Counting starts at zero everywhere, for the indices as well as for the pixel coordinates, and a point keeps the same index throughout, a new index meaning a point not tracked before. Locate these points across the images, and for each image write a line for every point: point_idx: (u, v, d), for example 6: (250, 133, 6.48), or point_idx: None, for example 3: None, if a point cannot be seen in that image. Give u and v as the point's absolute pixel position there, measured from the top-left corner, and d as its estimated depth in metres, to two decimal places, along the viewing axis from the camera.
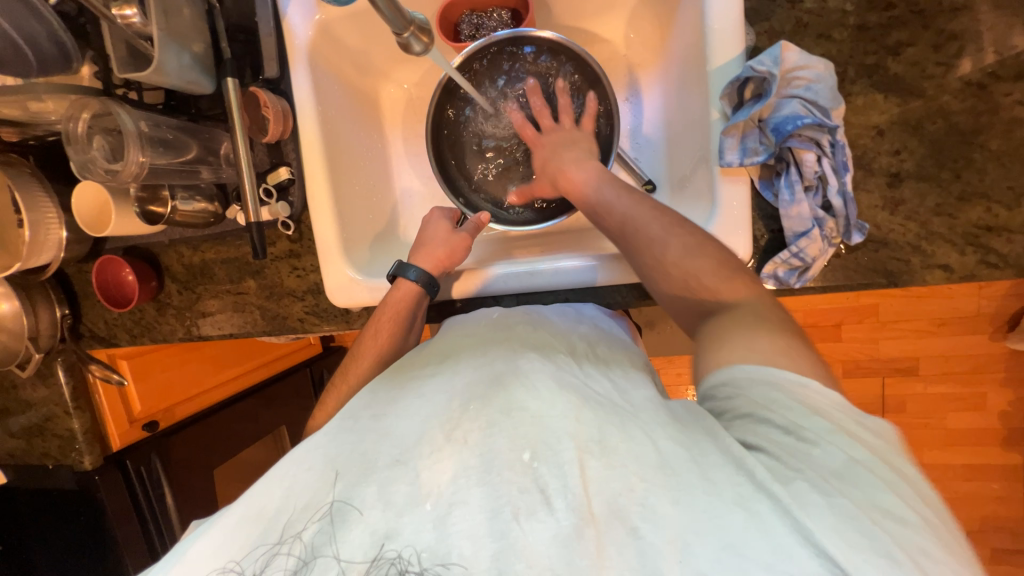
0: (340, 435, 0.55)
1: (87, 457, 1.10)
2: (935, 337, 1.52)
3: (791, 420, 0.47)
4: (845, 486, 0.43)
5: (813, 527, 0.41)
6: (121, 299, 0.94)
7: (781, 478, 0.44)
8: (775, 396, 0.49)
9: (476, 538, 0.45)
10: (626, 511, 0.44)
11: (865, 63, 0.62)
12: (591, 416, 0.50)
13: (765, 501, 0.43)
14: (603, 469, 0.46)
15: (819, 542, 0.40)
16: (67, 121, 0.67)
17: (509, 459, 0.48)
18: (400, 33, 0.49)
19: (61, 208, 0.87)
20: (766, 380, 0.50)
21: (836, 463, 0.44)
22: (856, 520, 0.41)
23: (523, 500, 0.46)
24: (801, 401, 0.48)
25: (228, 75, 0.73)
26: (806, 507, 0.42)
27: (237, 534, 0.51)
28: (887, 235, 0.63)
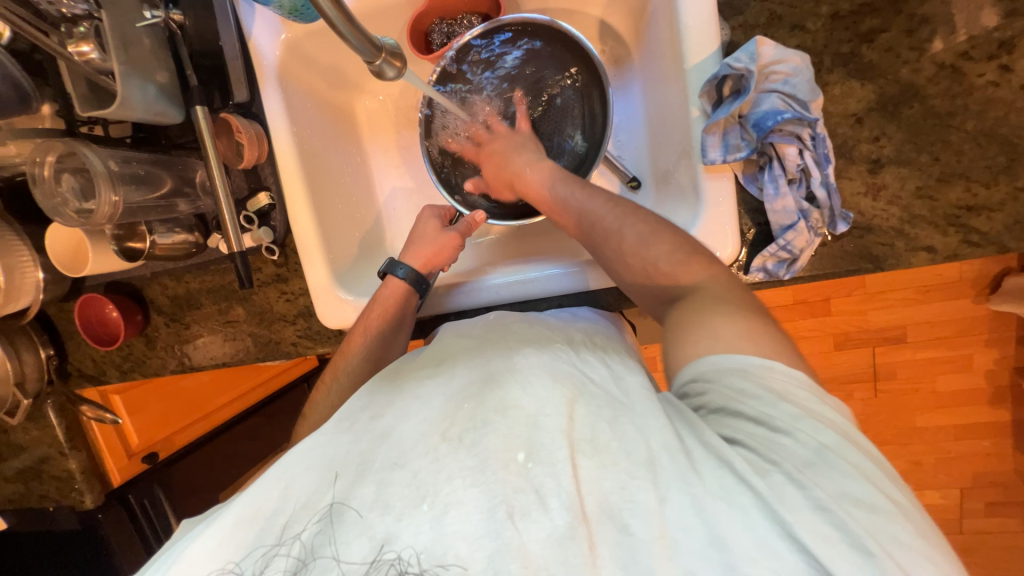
0: (338, 436, 0.55)
1: (88, 495, 1.08)
2: (920, 304, 1.55)
3: (764, 408, 0.48)
4: (828, 479, 0.43)
5: (792, 519, 0.42)
6: (107, 336, 0.92)
7: (760, 470, 0.44)
8: (743, 385, 0.49)
9: (471, 539, 0.45)
10: (617, 508, 0.45)
11: (840, 52, 0.62)
12: (585, 414, 0.50)
13: (746, 493, 0.43)
14: (596, 466, 0.47)
15: (797, 535, 0.41)
16: (32, 165, 0.65)
17: (504, 459, 0.48)
18: (372, 62, 0.48)
19: (35, 249, 0.84)
20: (732, 370, 0.50)
21: (811, 450, 0.45)
22: (830, 511, 0.42)
23: (517, 499, 0.46)
24: (771, 390, 0.49)
25: (196, 103, 0.71)
26: (784, 498, 0.43)
27: (236, 534, 0.50)
28: (871, 221, 0.64)
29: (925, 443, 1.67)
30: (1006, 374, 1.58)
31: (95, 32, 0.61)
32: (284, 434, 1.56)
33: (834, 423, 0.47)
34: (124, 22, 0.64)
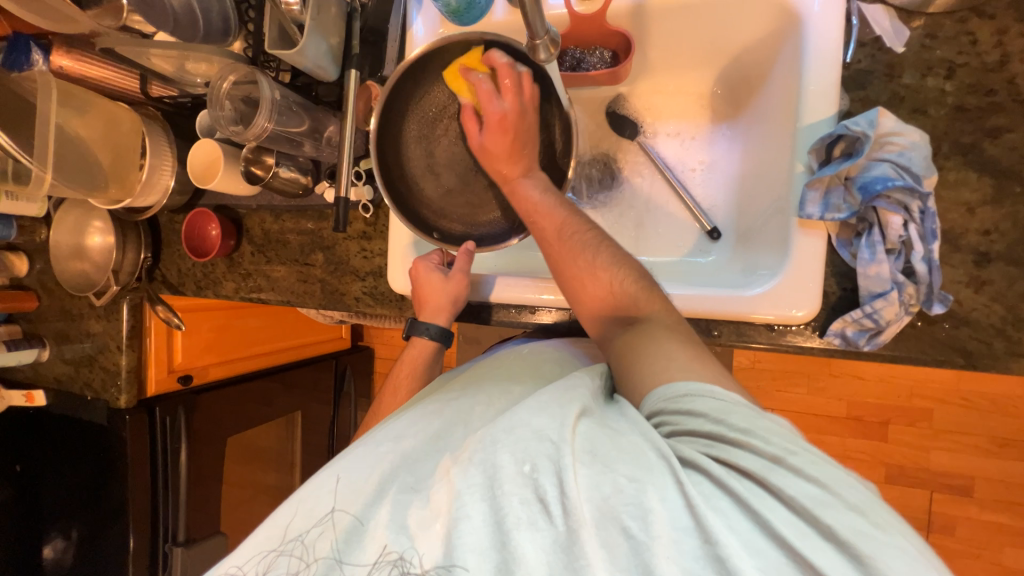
0: (362, 458, 0.55)
1: (123, 395, 1.15)
2: (994, 458, 1.39)
3: (715, 427, 0.47)
4: (791, 479, 0.42)
5: (773, 520, 0.41)
6: (202, 250, 1.01)
7: (735, 474, 0.44)
8: (691, 405, 0.49)
9: (480, 552, 0.43)
10: (617, 513, 0.43)
11: (959, 142, 0.63)
12: (587, 429, 0.48)
13: (725, 499, 0.43)
14: (594, 475, 0.44)
15: (778, 535, 0.40)
16: (216, 80, 0.78)
17: (506, 470, 0.45)
18: (534, 39, 0.59)
19: (177, 160, 0.97)
20: (681, 393, 0.50)
21: (771, 459, 0.43)
22: (803, 511, 0.41)
23: (524, 511, 0.44)
24: (704, 406, 0.48)
25: (352, 68, 0.80)
26: (763, 502, 0.42)
27: (263, 535, 0.51)
28: (969, 313, 0.61)
29: None
30: None
31: None
32: (303, 400, 1.58)
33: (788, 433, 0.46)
34: None
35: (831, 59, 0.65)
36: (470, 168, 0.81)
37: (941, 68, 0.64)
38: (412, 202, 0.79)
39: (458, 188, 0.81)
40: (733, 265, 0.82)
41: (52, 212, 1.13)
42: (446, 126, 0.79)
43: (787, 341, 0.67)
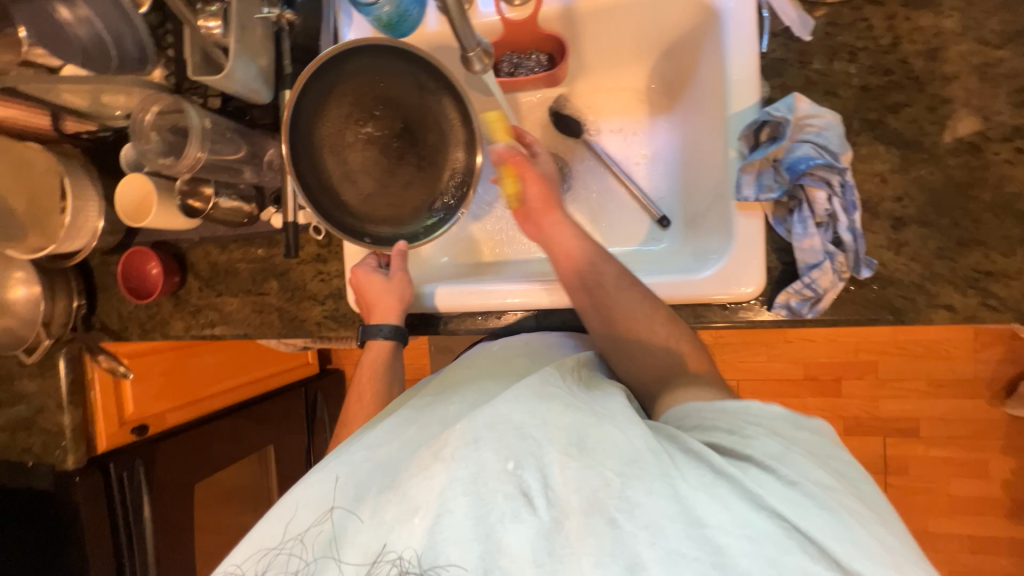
0: (344, 462, 0.54)
1: (70, 456, 1.05)
2: (934, 398, 1.53)
3: (733, 425, 0.50)
4: (795, 466, 0.46)
5: (768, 496, 0.43)
6: (143, 291, 0.95)
7: (741, 464, 0.46)
8: (720, 410, 0.53)
9: (462, 544, 0.44)
10: (605, 503, 0.43)
11: (868, 118, 0.69)
12: (570, 421, 0.48)
13: (724, 485, 0.44)
14: (581, 467, 0.45)
15: (770, 506, 0.42)
16: (137, 112, 0.74)
17: (491, 468, 0.46)
18: (467, 51, 0.59)
19: (103, 198, 0.90)
20: (713, 404, 0.55)
21: (780, 451, 0.47)
22: (803, 490, 0.44)
23: (508, 505, 0.45)
24: (733, 409, 0.52)
25: (287, 89, 0.79)
26: (762, 483, 0.44)
27: (256, 537, 0.52)
28: (893, 274, 0.67)
29: (940, 552, 1.57)
30: None
31: (223, 12, 0.72)
32: (274, 433, 1.51)
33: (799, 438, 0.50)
34: (246, 10, 0.73)
35: (749, 50, 0.70)
36: (388, 169, 0.83)
37: (845, 53, 0.70)
38: (334, 210, 0.79)
39: (379, 192, 0.82)
40: (684, 250, 0.85)
41: None
42: (354, 131, 0.80)
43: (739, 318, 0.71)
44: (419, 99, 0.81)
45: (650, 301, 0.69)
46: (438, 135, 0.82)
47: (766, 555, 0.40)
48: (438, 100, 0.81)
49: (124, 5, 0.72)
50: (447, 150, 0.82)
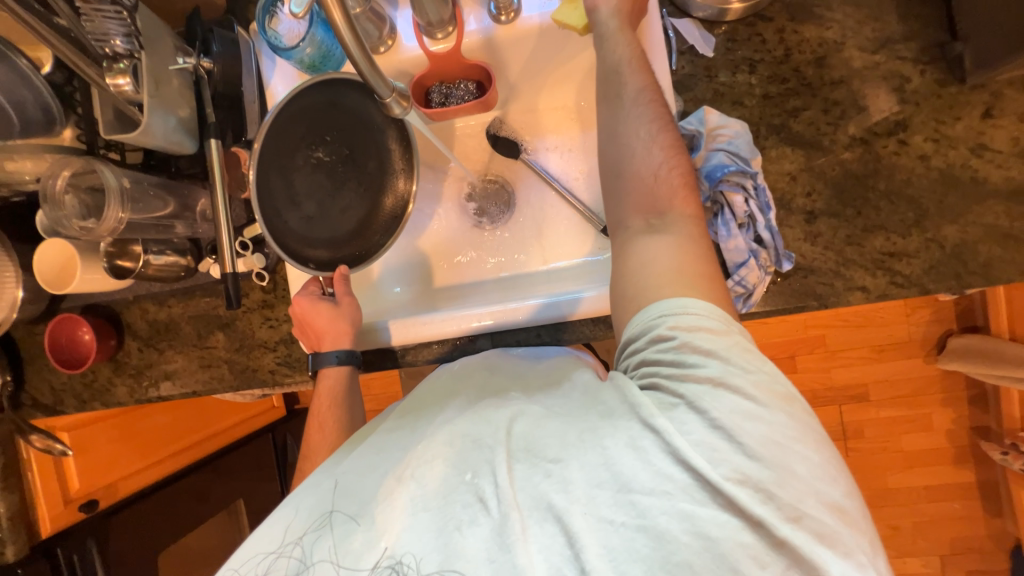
0: (317, 483, 0.56)
1: (9, 547, 0.97)
2: (877, 363, 1.65)
3: (678, 355, 0.47)
4: (720, 399, 0.44)
5: (683, 443, 0.43)
6: (75, 359, 0.89)
7: (665, 406, 0.46)
8: (660, 333, 0.49)
9: (421, 556, 0.45)
10: (547, 495, 0.45)
11: (772, 124, 0.74)
12: (520, 419, 0.50)
13: (650, 437, 0.44)
14: (526, 469, 0.46)
15: (689, 460, 0.42)
16: (46, 178, 0.71)
17: (447, 479, 0.48)
18: (384, 98, 0.60)
19: (21, 267, 0.85)
20: (653, 317, 0.50)
21: (709, 382, 0.45)
22: (725, 430, 0.43)
23: (464, 512, 0.46)
24: (683, 325, 0.49)
25: (211, 137, 0.76)
26: (682, 425, 0.44)
27: (253, 542, 0.54)
28: (812, 263, 0.73)
29: (901, 505, 1.68)
30: (964, 433, 1.64)
31: (134, 69, 0.67)
32: (242, 486, 1.44)
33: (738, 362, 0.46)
34: (159, 64, 0.71)
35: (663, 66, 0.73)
36: (330, 193, 0.82)
37: (745, 65, 0.75)
38: (281, 232, 0.77)
39: (321, 216, 0.81)
40: None
41: None
42: (304, 154, 0.79)
43: None
44: (372, 135, 0.82)
45: (659, 123, 0.59)
46: (379, 164, 0.83)
47: (688, 511, 0.41)
48: (384, 133, 0.82)
49: (23, 68, 0.69)
50: (389, 176, 0.83)
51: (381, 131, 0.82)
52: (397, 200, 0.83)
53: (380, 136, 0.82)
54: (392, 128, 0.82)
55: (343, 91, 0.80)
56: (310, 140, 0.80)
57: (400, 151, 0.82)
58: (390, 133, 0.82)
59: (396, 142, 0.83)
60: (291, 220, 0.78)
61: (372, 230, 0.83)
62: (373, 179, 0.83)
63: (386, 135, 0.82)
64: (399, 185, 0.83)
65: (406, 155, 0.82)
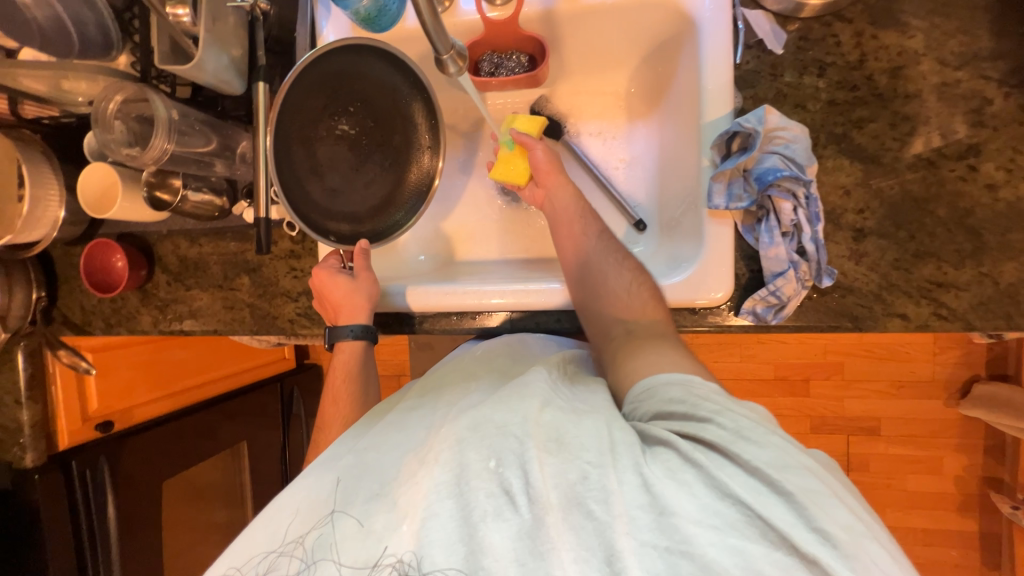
0: (330, 467, 0.55)
1: (29, 453, 1.01)
2: (894, 399, 1.60)
3: (688, 408, 0.51)
4: (750, 450, 0.46)
5: (728, 482, 0.44)
6: (107, 284, 0.92)
7: (701, 448, 0.47)
8: (674, 393, 0.54)
9: (447, 545, 0.45)
10: (582, 497, 0.45)
11: (834, 132, 0.71)
12: (550, 417, 0.50)
13: (690, 471, 0.45)
14: (559, 464, 0.46)
15: (731, 492, 0.43)
16: (99, 101, 0.72)
17: (472, 465, 0.47)
18: (442, 54, 0.59)
19: (65, 187, 0.87)
20: (664, 382, 0.56)
21: (733, 433, 0.47)
22: (763, 475, 0.44)
23: (490, 504, 0.46)
24: (691, 390, 0.53)
25: (259, 79, 0.75)
26: (724, 469, 0.45)
27: (255, 538, 0.52)
28: (853, 282, 0.70)
29: None
30: (975, 482, 1.59)
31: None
32: (247, 430, 1.48)
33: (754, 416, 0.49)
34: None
35: (723, 60, 0.71)
36: (353, 167, 0.82)
37: (814, 67, 0.72)
38: (301, 204, 0.75)
39: (345, 188, 0.81)
40: (658, 254, 0.86)
41: None
42: (327, 125, 0.78)
43: (708, 322, 0.73)
44: (393, 101, 0.81)
45: (631, 263, 0.76)
46: (404, 137, 0.83)
47: (735, 543, 0.41)
48: (408, 103, 0.82)
49: None
50: (413, 150, 0.84)
51: (404, 100, 0.82)
52: (423, 172, 0.84)
53: (403, 111, 0.82)
54: (418, 100, 0.82)
55: (366, 57, 0.77)
56: (327, 106, 0.78)
57: (428, 127, 0.83)
58: (411, 103, 0.82)
59: (423, 118, 0.82)
60: (316, 190, 0.78)
61: (395, 209, 0.84)
62: (401, 151, 0.84)
63: (410, 107, 0.82)
64: (425, 159, 0.84)
65: (434, 130, 0.82)
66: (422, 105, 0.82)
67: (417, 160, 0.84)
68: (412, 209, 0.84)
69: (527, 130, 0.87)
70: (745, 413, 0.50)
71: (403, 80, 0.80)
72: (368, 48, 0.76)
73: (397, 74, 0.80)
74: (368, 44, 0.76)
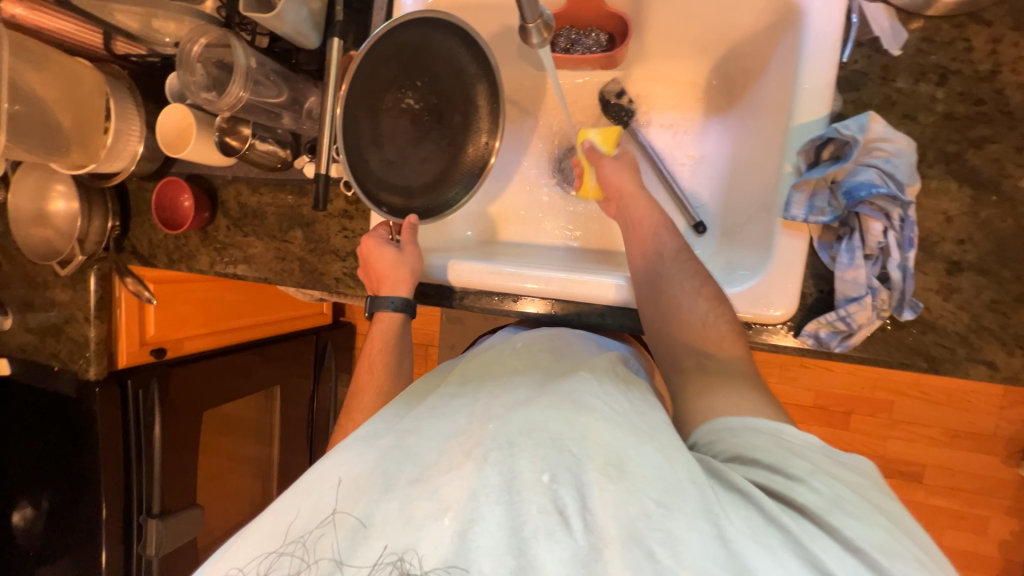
0: (365, 447, 0.53)
1: (93, 367, 1.09)
2: (945, 448, 1.48)
3: (775, 461, 0.47)
4: (848, 523, 0.42)
5: (822, 555, 0.40)
6: (174, 221, 0.97)
7: (789, 511, 0.43)
8: (759, 442, 0.49)
9: (495, 556, 0.42)
10: (643, 533, 0.42)
11: (945, 150, 0.63)
12: (611, 437, 0.47)
13: (776, 535, 0.41)
14: (620, 491, 0.44)
15: (825, 569, 0.40)
16: (186, 43, 0.74)
17: (527, 477, 0.45)
18: (528, 22, 0.57)
19: (145, 124, 0.91)
20: (748, 428, 0.51)
21: (828, 500, 0.43)
22: (861, 554, 0.41)
23: (542, 520, 0.44)
24: (782, 443, 0.49)
25: (334, 36, 0.76)
26: (815, 538, 0.41)
27: (284, 516, 0.50)
28: (937, 319, 0.63)
29: None
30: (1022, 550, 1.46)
31: None
32: (282, 375, 1.56)
33: (853, 484, 0.45)
34: None
35: (827, 57, 0.65)
36: (412, 141, 0.82)
37: (933, 74, 0.64)
38: (359, 172, 0.76)
39: (400, 161, 0.81)
40: (715, 260, 0.82)
41: (11, 174, 1.05)
42: (394, 96, 0.79)
43: (761, 341, 0.68)
44: (457, 78, 0.80)
45: (699, 279, 0.69)
46: (465, 118, 0.82)
47: None
48: (473, 85, 0.80)
49: None
50: (471, 132, 0.82)
51: (468, 79, 0.80)
52: (481, 153, 0.83)
53: (468, 89, 0.81)
54: (485, 81, 0.80)
55: (438, 29, 0.76)
56: (396, 77, 0.78)
57: (490, 110, 0.81)
58: (477, 82, 0.80)
59: (486, 99, 0.81)
60: (375, 159, 0.78)
61: (448, 186, 0.83)
62: (461, 129, 0.82)
63: (476, 86, 0.80)
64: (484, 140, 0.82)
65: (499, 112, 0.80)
66: (488, 86, 0.80)
67: (474, 141, 0.83)
68: (464, 190, 0.82)
69: (602, 146, 0.86)
70: (842, 478, 0.46)
71: (472, 58, 0.79)
72: (441, 21, 0.75)
73: (467, 53, 0.78)
74: (441, 18, 0.75)
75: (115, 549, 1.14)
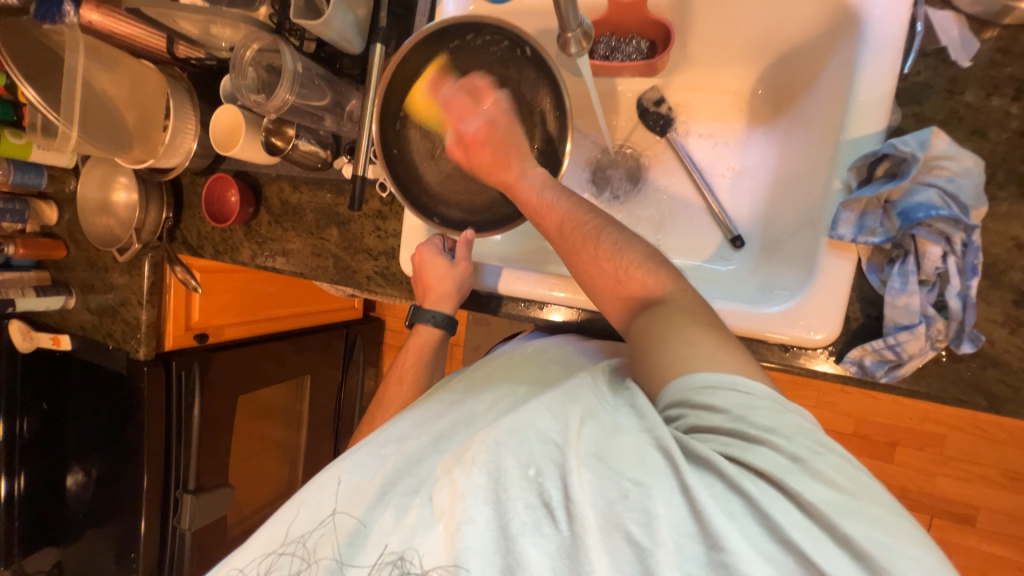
0: (363, 460, 0.58)
1: (143, 347, 1.16)
2: (1003, 490, 1.35)
3: (734, 423, 0.46)
4: (807, 482, 0.42)
5: (780, 521, 0.41)
6: (219, 215, 1.02)
7: (750, 477, 0.43)
8: (715, 399, 0.47)
9: (484, 555, 0.45)
10: (622, 518, 0.44)
11: (1017, 171, 0.59)
12: (591, 433, 0.49)
13: (736, 500, 0.43)
14: (598, 479, 0.46)
15: (786, 538, 0.41)
16: (239, 49, 0.79)
17: (511, 473, 0.47)
18: (566, 32, 0.57)
19: (200, 123, 0.96)
20: (699, 385, 0.49)
21: (788, 460, 0.43)
22: (819, 516, 0.41)
23: (529, 516, 0.46)
24: (733, 400, 0.46)
25: (377, 41, 0.78)
26: (774, 503, 0.42)
27: (293, 523, 0.55)
28: (1000, 354, 0.59)
29: None
30: None
31: None
32: (313, 366, 1.62)
33: (804, 429, 0.45)
34: None
35: (888, 70, 0.61)
36: None
37: (1008, 88, 0.60)
38: (412, 184, 0.79)
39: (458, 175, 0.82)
40: (751, 278, 0.79)
41: (80, 165, 1.14)
42: None
43: (800, 364, 0.65)
44: (515, 85, 0.78)
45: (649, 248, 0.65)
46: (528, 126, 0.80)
47: None
48: (535, 92, 0.77)
49: None
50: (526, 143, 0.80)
51: (531, 85, 0.77)
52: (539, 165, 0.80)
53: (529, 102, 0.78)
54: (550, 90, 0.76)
55: (494, 37, 0.74)
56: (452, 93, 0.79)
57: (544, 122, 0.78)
58: (538, 91, 0.77)
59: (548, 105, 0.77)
60: (430, 173, 0.81)
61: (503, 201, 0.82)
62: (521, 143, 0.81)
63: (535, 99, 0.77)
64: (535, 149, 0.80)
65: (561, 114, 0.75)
66: (549, 96, 0.76)
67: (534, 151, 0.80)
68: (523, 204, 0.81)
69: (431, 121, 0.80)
70: (797, 424, 0.45)
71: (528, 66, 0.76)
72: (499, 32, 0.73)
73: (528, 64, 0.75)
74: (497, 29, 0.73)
75: (153, 519, 1.21)
